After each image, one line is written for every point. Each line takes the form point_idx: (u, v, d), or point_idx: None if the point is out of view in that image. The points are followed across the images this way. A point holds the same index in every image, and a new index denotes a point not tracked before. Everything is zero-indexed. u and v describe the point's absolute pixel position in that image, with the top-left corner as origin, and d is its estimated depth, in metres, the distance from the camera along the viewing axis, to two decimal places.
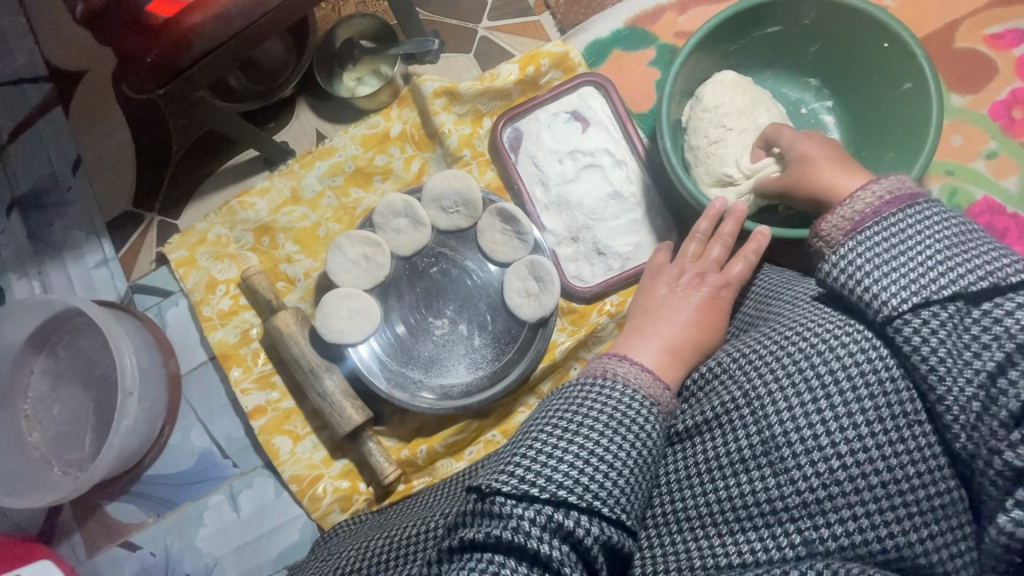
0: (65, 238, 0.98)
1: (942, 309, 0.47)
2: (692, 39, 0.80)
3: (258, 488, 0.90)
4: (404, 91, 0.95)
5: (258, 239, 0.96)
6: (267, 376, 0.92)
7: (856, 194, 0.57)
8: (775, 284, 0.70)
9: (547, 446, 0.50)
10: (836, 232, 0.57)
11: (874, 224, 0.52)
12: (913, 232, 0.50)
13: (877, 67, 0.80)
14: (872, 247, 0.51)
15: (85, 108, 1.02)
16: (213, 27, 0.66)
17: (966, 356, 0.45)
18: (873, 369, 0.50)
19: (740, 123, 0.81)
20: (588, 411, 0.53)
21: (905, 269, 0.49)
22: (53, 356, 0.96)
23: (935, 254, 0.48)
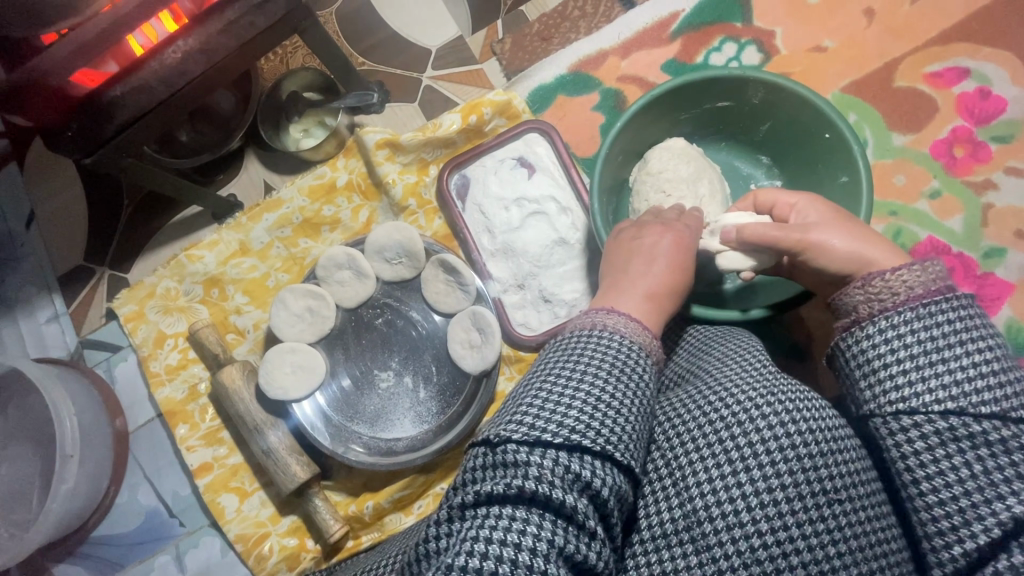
0: (18, 293, 0.98)
1: (974, 422, 0.44)
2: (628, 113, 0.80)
3: (204, 547, 0.88)
4: (350, 142, 0.94)
5: (208, 292, 0.96)
6: (214, 432, 0.90)
7: (899, 270, 0.51)
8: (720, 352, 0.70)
9: (564, 400, 0.45)
10: (890, 292, 0.51)
11: (942, 302, 0.48)
12: (965, 327, 0.47)
13: (821, 155, 0.78)
14: (929, 328, 0.47)
15: (39, 162, 1.04)
16: (136, 97, 0.67)
17: (992, 479, 0.43)
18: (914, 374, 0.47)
19: (680, 190, 0.82)
20: (611, 363, 0.48)
21: (951, 367, 0.46)
22: (2, 415, 0.95)
23: (985, 365, 0.45)
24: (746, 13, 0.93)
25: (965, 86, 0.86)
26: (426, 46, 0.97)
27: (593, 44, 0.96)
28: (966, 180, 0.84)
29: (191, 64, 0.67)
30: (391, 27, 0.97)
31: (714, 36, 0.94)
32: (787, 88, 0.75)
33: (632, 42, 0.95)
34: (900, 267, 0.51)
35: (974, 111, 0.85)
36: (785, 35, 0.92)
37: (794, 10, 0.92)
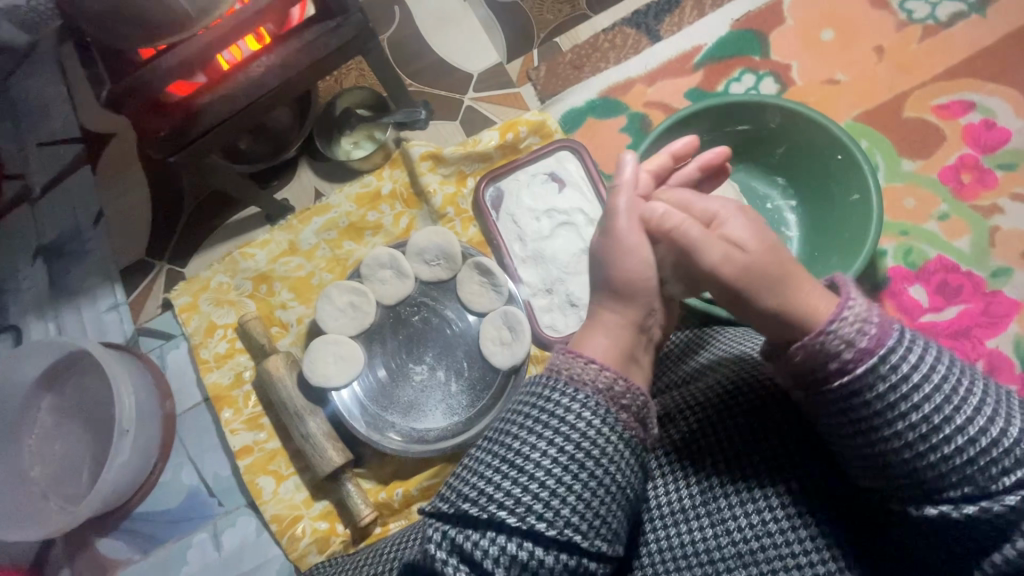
0: (80, 284, 1.09)
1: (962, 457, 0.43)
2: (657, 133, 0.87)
3: (240, 527, 0.92)
4: (396, 154, 1.03)
5: (257, 287, 1.03)
6: (256, 417, 0.96)
7: (840, 314, 0.47)
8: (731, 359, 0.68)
9: (523, 450, 0.47)
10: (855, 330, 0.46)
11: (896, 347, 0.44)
12: (926, 372, 0.44)
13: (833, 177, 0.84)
14: (897, 378, 0.44)
15: (111, 167, 1.15)
16: (219, 106, 0.75)
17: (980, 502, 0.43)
18: (892, 408, 0.44)
19: None
20: (565, 403, 0.49)
21: (929, 414, 0.43)
22: (61, 395, 1.03)
23: (956, 406, 0.43)
24: (763, 48, 1.01)
25: (971, 118, 0.92)
26: (468, 71, 1.06)
27: (621, 73, 1.05)
28: (974, 204, 0.89)
29: (269, 79, 0.76)
30: (437, 53, 1.07)
31: (734, 68, 1.01)
32: (805, 114, 0.82)
33: (658, 72, 1.04)
34: (838, 311, 0.47)
35: (980, 140, 0.91)
36: (800, 68, 0.99)
37: (808, 47, 1.00)
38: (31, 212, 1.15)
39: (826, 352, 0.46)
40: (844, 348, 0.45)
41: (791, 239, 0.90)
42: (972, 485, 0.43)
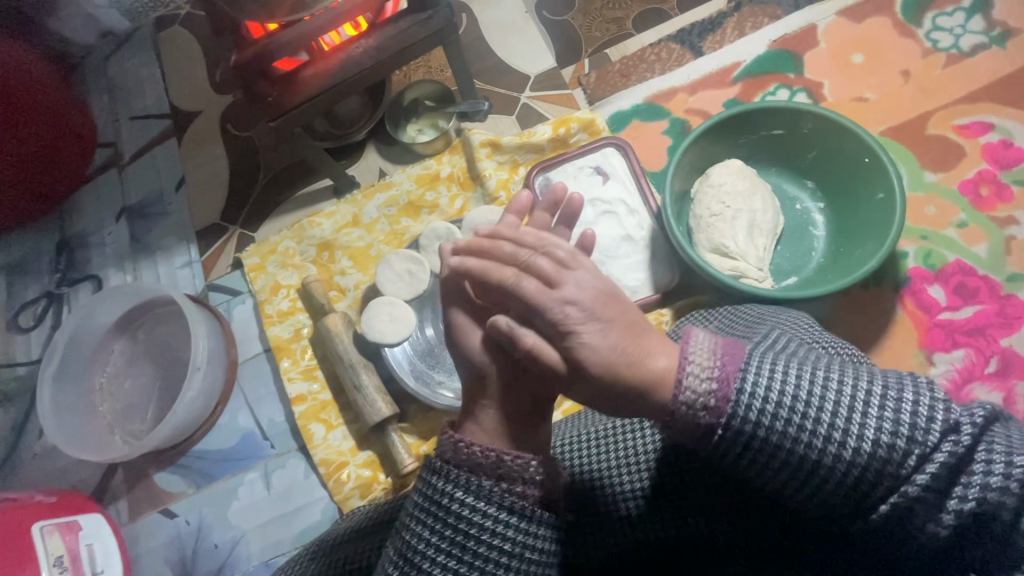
0: (160, 241, 1.20)
1: (882, 456, 0.49)
2: (697, 130, 0.96)
3: (290, 468, 1.00)
4: (456, 142, 1.13)
5: (319, 254, 1.13)
6: (312, 369, 1.04)
7: (685, 376, 0.54)
8: (721, 325, 0.80)
9: (418, 541, 0.56)
10: (718, 399, 0.53)
11: (747, 391, 0.53)
12: (793, 397, 0.52)
13: (859, 178, 0.92)
14: (769, 418, 0.52)
15: (195, 141, 1.27)
16: (320, 79, 0.84)
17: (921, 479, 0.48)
18: (762, 450, 0.53)
19: (737, 203, 0.97)
20: (454, 496, 0.56)
21: (816, 434, 0.51)
22: (133, 339, 1.12)
23: (835, 411, 0.51)
24: (798, 66, 1.11)
25: (989, 137, 1.00)
26: (526, 73, 1.17)
27: (665, 82, 1.15)
28: (991, 214, 0.96)
29: (365, 59, 0.85)
30: (498, 55, 1.19)
31: (770, 83, 1.11)
32: (834, 119, 0.90)
33: (699, 83, 1.13)
34: (681, 370, 0.54)
35: (998, 158, 0.99)
36: (832, 86, 1.08)
37: (839, 67, 1.09)
38: (118, 176, 1.27)
39: (686, 418, 0.54)
40: (700, 408, 0.53)
41: (818, 237, 0.99)
42: (867, 495, 0.51)
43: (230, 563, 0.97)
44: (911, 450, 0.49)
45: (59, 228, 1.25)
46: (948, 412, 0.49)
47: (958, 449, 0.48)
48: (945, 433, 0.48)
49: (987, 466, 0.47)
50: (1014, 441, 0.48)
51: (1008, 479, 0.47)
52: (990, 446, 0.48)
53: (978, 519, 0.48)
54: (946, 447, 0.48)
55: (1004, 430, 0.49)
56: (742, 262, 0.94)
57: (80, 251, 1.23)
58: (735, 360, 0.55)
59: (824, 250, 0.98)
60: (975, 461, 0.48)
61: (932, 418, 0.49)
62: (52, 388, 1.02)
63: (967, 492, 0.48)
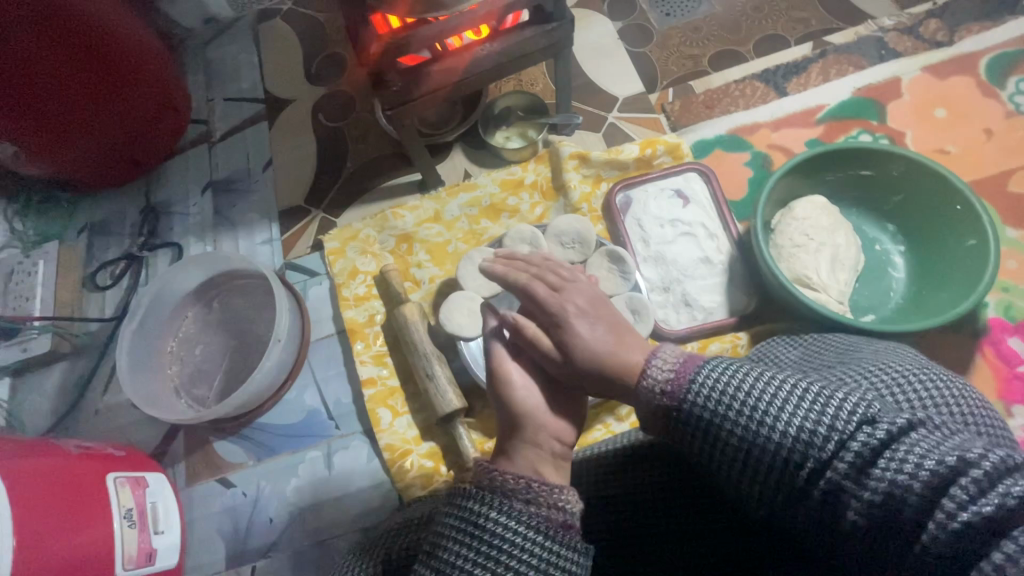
0: (243, 217, 1.23)
1: (820, 440, 0.50)
2: (789, 163, 0.99)
3: (353, 450, 1.01)
4: (543, 152, 1.17)
5: (398, 245, 1.15)
6: (383, 355, 1.06)
7: (648, 367, 0.61)
8: (799, 355, 0.82)
9: (454, 561, 0.55)
10: (670, 382, 0.58)
11: (693, 378, 0.57)
12: (733, 385, 0.55)
13: (948, 224, 0.94)
14: (707, 400, 0.55)
15: (285, 126, 1.32)
16: (444, 75, 0.90)
17: (866, 469, 0.48)
18: (703, 433, 0.56)
19: (821, 236, 0.99)
20: (489, 517, 0.56)
21: (751, 417, 0.53)
22: (207, 307, 1.14)
23: (767, 402, 0.53)
24: (881, 115, 1.15)
25: None
26: (615, 94, 1.23)
27: (750, 117, 1.19)
28: None
29: (486, 61, 0.90)
30: (589, 76, 1.25)
31: (853, 127, 1.15)
32: (928, 164, 0.93)
33: (782, 121, 1.17)
34: (646, 365, 0.61)
35: None
36: (913, 137, 1.12)
37: (921, 120, 1.13)
38: (207, 151, 1.32)
39: (647, 398, 0.60)
40: (660, 393, 0.59)
41: (897, 279, 1.00)
42: (796, 482, 0.52)
43: (285, 540, 0.96)
44: (832, 436, 0.50)
45: (145, 194, 1.30)
46: (873, 409, 0.49)
47: (880, 444, 0.48)
48: (875, 422, 0.49)
49: (901, 463, 0.47)
50: (942, 445, 0.47)
51: (915, 475, 0.46)
52: (910, 445, 0.47)
53: (891, 511, 0.47)
54: (879, 435, 0.48)
55: (929, 431, 0.49)
56: (823, 294, 0.96)
57: (163, 218, 1.26)
58: (697, 361, 0.59)
59: (903, 291, 0.99)
60: (887, 457, 0.48)
61: (854, 412, 0.49)
62: (130, 345, 1.04)
63: (881, 484, 0.47)
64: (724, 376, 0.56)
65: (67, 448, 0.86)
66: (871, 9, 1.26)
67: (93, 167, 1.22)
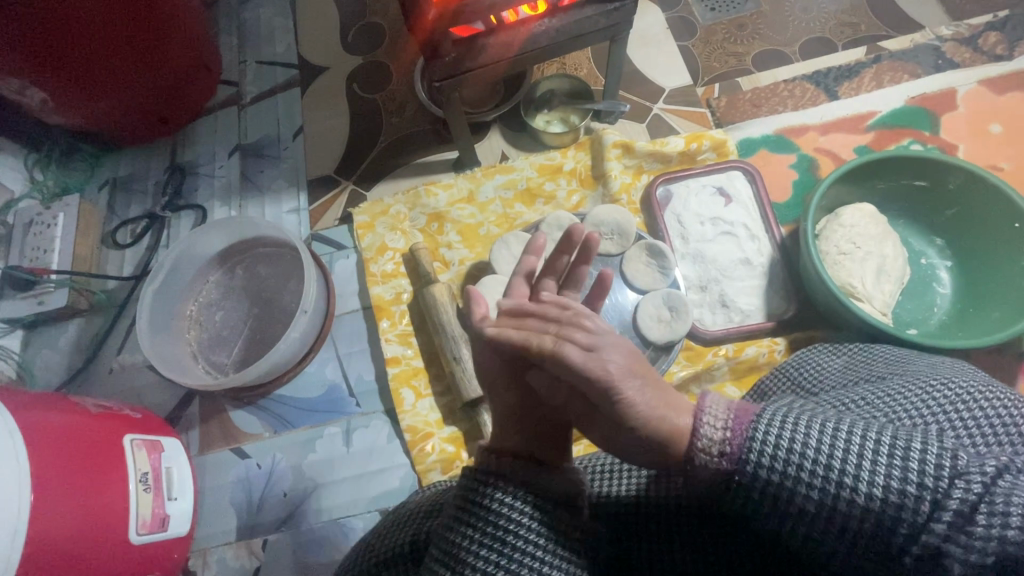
0: (270, 183, 1.20)
1: (906, 507, 0.43)
2: (843, 167, 0.96)
3: (373, 429, 0.99)
4: (584, 139, 1.14)
5: (428, 224, 1.12)
6: (408, 334, 1.03)
7: (699, 425, 0.50)
8: (843, 364, 0.74)
9: (462, 548, 0.51)
10: (732, 449, 0.48)
11: (760, 441, 0.48)
12: (803, 442, 0.46)
13: (1003, 241, 0.91)
14: (777, 469, 0.47)
15: (318, 93, 1.29)
16: (499, 49, 0.87)
17: (961, 530, 0.42)
18: (773, 503, 0.47)
19: (868, 245, 0.96)
20: (495, 498, 0.53)
21: (826, 487, 0.45)
22: (229, 272, 1.12)
23: (844, 464, 0.45)
24: (933, 126, 1.12)
25: None
26: (661, 86, 1.21)
27: (799, 118, 1.15)
28: None
29: (543, 38, 0.87)
30: (635, 65, 1.23)
31: (904, 136, 1.12)
32: (988, 178, 0.90)
33: (831, 125, 1.14)
34: (695, 426, 0.51)
35: None
36: (966, 151, 1.09)
37: (975, 133, 1.10)
38: (237, 114, 1.28)
39: (704, 467, 0.50)
40: (716, 456, 0.49)
41: (942, 294, 0.98)
42: (884, 550, 0.45)
43: (297, 515, 0.94)
44: (921, 496, 0.43)
45: (171, 153, 1.27)
46: (960, 459, 0.43)
47: (975, 497, 0.42)
48: (966, 483, 0.42)
49: (1001, 518, 0.41)
50: None
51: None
52: (1005, 495, 0.42)
53: (1001, 572, 0.42)
54: (969, 492, 0.42)
55: (1016, 475, 0.43)
56: (868, 304, 0.93)
57: (188, 179, 1.23)
58: (750, 411, 0.50)
59: (947, 307, 0.96)
60: (987, 511, 0.42)
61: (941, 466, 0.43)
62: (151, 306, 1.02)
63: (987, 544, 0.41)
64: (787, 429, 0.47)
65: (85, 406, 0.84)
66: (928, 17, 1.23)
67: (121, 122, 1.19)
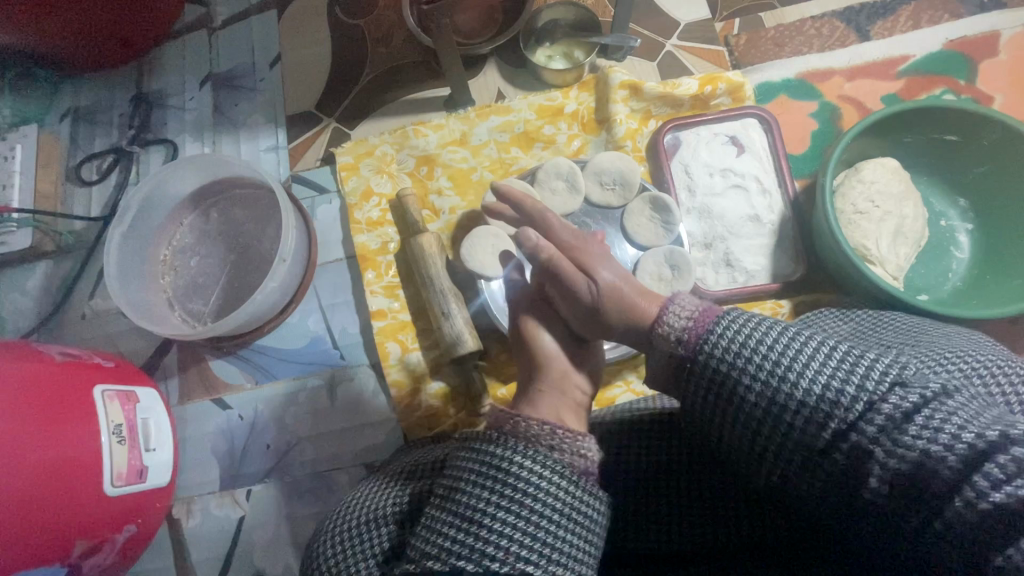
0: (246, 118, 1.11)
1: (845, 399, 0.44)
2: (870, 119, 0.87)
3: (358, 383, 0.95)
4: (588, 78, 1.05)
5: (418, 167, 1.04)
6: (394, 286, 0.98)
7: (666, 313, 0.54)
8: (854, 331, 0.69)
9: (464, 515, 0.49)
10: (684, 322, 0.53)
11: (716, 323, 0.51)
12: (758, 332, 0.49)
13: None
14: (722, 340, 0.50)
15: (297, 16, 1.16)
16: None
17: (902, 432, 0.42)
18: (717, 386, 0.50)
19: (888, 204, 0.89)
20: (513, 460, 0.51)
21: (766, 371, 0.47)
22: (204, 215, 1.05)
23: (787, 354, 0.47)
24: (971, 74, 1.02)
25: None
26: (677, 19, 1.09)
27: (824, 60, 1.05)
28: None
29: None
30: None
31: (937, 85, 1.02)
32: None
33: (860, 70, 1.04)
34: (663, 312, 0.55)
35: None
36: (1002, 103, 1.01)
37: (1015, 83, 1.01)
38: (207, 38, 1.16)
39: (662, 347, 0.54)
40: (673, 341, 0.53)
41: (959, 259, 0.93)
42: (813, 443, 0.46)
43: (282, 466, 0.93)
44: (858, 397, 0.43)
45: (136, 81, 1.15)
46: (908, 370, 0.43)
47: (911, 406, 0.42)
48: (909, 393, 0.42)
49: (935, 428, 0.41)
50: (984, 415, 0.41)
51: (951, 447, 0.40)
52: (948, 413, 0.41)
53: (921, 486, 0.42)
54: (916, 401, 0.42)
55: (969, 401, 0.42)
56: (880, 268, 0.88)
57: (157, 111, 1.13)
58: (719, 309, 0.53)
59: (963, 273, 0.92)
60: (922, 421, 0.41)
61: (886, 372, 0.43)
62: (119, 249, 0.95)
63: (913, 452, 0.41)
64: (746, 328, 0.49)
65: (50, 354, 0.79)
66: None
67: (76, 44, 1.07)
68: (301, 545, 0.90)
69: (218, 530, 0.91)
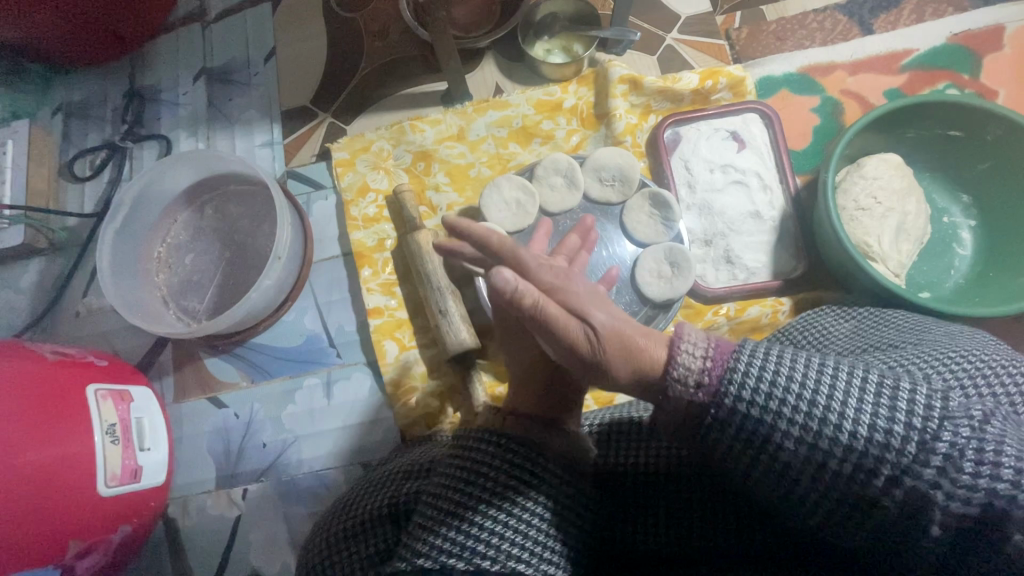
0: (241, 114, 1.09)
1: (893, 439, 0.41)
2: (874, 114, 0.86)
3: (354, 381, 0.95)
4: (587, 72, 1.03)
5: (415, 163, 1.03)
6: (391, 284, 0.97)
7: (676, 354, 0.46)
8: (851, 329, 0.69)
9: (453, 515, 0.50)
10: (701, 373, 0.45)
11: (739, 364, 0.45)
12: (788, 370, 0.44)
13: None
14: (752, 386, 0.44)
15: (292, 9, 1.14)
16: None
17: (953, 470, 0.40)
18: (751, 436, 0.45)
19: (891, 201, 0.88)
20: (505, 461, 0.51)
21: (805, 415, 0.43)
22: (198, 211, 1.03)
23: (823, 393, 0.43)
24: (974, 68, 1.01)
25: None
26: (678, 12, 1.08)
27: (826, 54, 1.04)
28: None
29: None
30: None
31: (940, 79, 1.01)
32: None
33: (862, 64, 1.03)
34: (671, 354, 0.46)
35: None
36: (1007, 98, 0.99)
37: (1020, 77, 1.00)
38: (200, 32, 1.14)
39: (678, 398, 0.46)
40: (693, 387, 0.45)
41: (962, 256, 0.92)
42: (859, 485, 0.43)
43: (278, 465, 0.92)
44: (908, 437, 0.41)
45: (129, 75, 1.14)
46: (947, 403, 0.41)
47: (963, 442, 0.40)
48: (957, 428, 0.40)
49: (990, 465, 0.39)
50: (1022, 440, 0.40)
51: (1005, 480, 0.39)
52: (998, 445, 0.40)
53: (975, 521, 0.41)
54: (964, 437, 0.40)
55: (1006, 425, 0.41)
56: (881, 265, 0.87)
57: (150, 106, 1.12)
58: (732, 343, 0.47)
59: (966, 270, 0.91)
60: (974, 457, 0.40)
61: (930, 407, 0.41)
62: (112, 247, 0.94)
63: (972, 492, 0.40)
64: (774, 365, 0.45)
65: (42, 354, 0.78)
66: None
67: (67, 39, 1.06)
68: (297, 544, 0.89)
69: (214, 529, 0.91)
